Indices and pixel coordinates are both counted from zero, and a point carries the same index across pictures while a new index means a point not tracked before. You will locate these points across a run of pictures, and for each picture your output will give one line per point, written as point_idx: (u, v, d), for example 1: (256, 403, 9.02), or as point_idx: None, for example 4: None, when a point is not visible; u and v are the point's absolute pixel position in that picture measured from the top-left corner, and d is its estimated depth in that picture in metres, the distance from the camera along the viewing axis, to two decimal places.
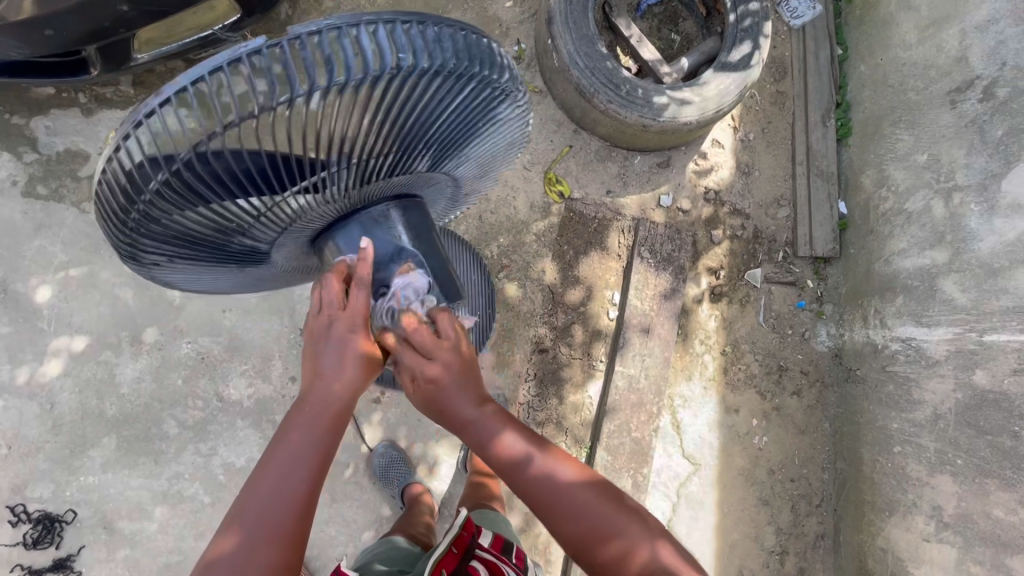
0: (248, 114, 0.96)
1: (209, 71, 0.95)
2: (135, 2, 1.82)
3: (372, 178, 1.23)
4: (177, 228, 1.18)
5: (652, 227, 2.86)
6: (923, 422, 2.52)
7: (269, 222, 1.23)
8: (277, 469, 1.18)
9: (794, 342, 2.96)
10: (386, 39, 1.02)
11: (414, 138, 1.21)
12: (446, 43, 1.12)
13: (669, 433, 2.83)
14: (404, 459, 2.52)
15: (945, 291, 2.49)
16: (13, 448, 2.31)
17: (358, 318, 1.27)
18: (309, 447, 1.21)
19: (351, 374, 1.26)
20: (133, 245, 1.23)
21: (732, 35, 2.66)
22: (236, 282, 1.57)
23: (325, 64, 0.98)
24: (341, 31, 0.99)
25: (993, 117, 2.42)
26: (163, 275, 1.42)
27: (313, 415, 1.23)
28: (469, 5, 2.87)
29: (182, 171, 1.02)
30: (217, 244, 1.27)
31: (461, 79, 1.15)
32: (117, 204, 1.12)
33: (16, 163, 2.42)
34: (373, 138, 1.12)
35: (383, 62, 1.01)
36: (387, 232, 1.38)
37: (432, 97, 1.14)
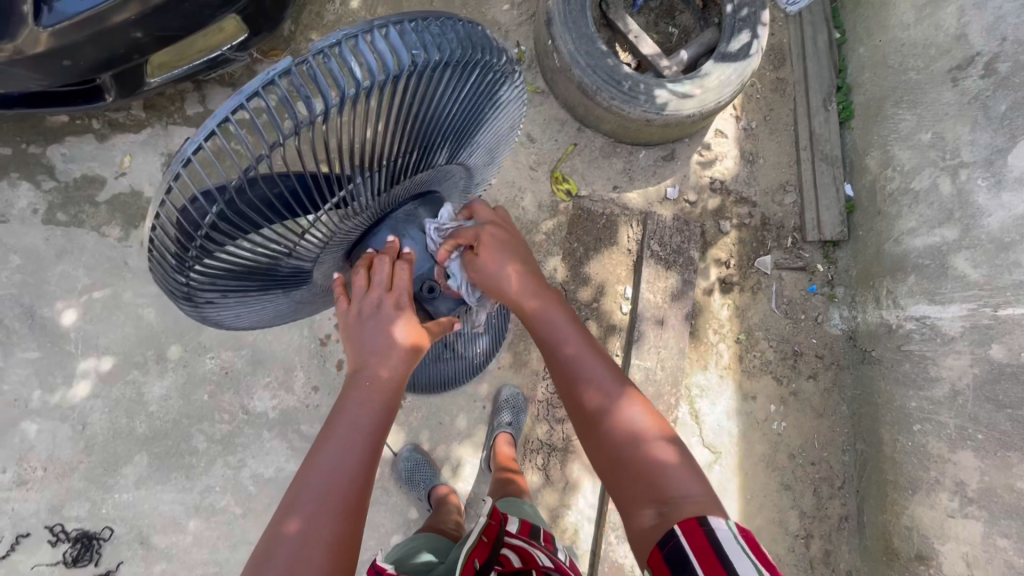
0: (290, 133, 1.00)
1: (247, 99, 0.98)
2: (149, 28, 1.87)
3: (400, 178, 1.27)
4: (232, 260, 1.21)
5: (660, 220, 2.90)
6: (942, 400, 2.53)
7: (311, 241, 1.27)
8: (335, 446, 1.20)
9: (807, 327, 2.98)
10: (399, 40, 1.07)
11: (433, 132, 1.26)
12: (449, 34, 1.17)
13: (687, 424, 2.85)
14: (430, 462, 2.56)
15: (957, 268, 2.51)
16: (48, 469, 2.37)
17: (405, 299, 1.31)
18: (366, 421, 1.24)
19: (401, 349, 1.30)
20: (188, 285, 1.26)
21: (731, 25, 2.68)
22: (279, 308, 1.59)
23: (350, 71, 1.02)
24: (358, 38, 1.03)
25: (996, 92, 2.43)
26: (214, 313, 1.44)
27: (365, 393, 1.26)
28: (468, 11, 2.90)
29: (235, 199, 1.06)
30: (266, 270, 1.30)
31: (468, 67, 1.20)
32: (174, 244, 1.16)
33: (36, 192, 2.48)
34: (399, 137, 1.16)
35: (401, 61, 1.06)
36: (418, 230, 1.42)
37: (445, 89, 1.19)
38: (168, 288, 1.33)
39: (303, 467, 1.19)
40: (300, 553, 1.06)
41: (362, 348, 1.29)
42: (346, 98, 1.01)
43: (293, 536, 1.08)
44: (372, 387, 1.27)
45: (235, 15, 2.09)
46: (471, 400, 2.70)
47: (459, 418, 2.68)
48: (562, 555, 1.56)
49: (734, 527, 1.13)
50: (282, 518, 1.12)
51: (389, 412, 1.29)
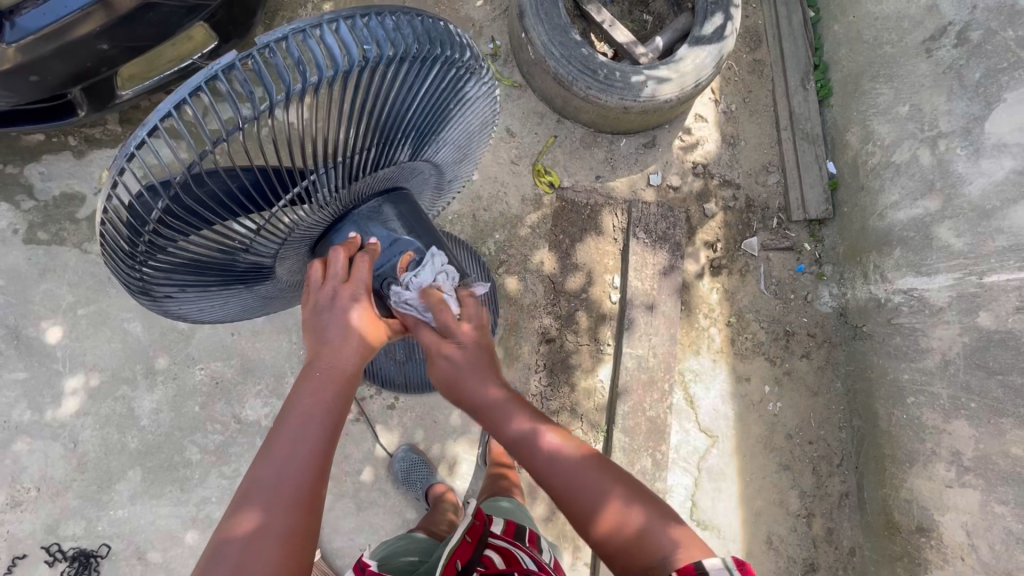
0: (234, 130, 1.01)
1: (189, 94, 0.99)
2: (114, 40, 1.85)
3: (360, 174, 1.27)
4: (185, 256, 1.23)
5: (644, 207, 2.90)
6: (934, 370, 2.53)
7: (268, 237, 1.27)
8: (290, 436, 1.18)
9: (798, 306, 2.98)
10: (349, 34, 1.06)
11: (392, 127, 1.25)
12: (405, 29, 1.16)
13: (683, 410, 2.86)
14: (425, 461, 2.55)
15: (940, 238, 2.51)
16: (41, 490, 2.36)
17: (362, 290, 1.32)
18: (324, 413, 1.23)
19: (357, 338, 1.30)
20: (143, 279, 1.27)
21: (703, 8, 2.67)
22: (245, 302, 1.60)
23: (296, 67, 1.01)
24: (306, 32, 1.02)
25: (970, 61, 2.43)
26: (176, 307, 1.45)
27: (321, 382, 1.25)
28: (441, 8, 2.90)
29: (180, 195, 1.07)
30: (223, 265, 1.31)
31: (426, 63, 1.19)
32: (125, 240, 1.17)
33: (16, 212, 2.46)
34: (355, 134, 1.16)
35: (351, 56, 1.05)
36: (382, 227, 1.44)
37: (401, 85, 1.18)
38: (125, 284, 1.35)
39: (256, 459, 1.17)
40: (253, 544, 1.05)
41: (318, 339, 1.29)
42: (290, 95, 1.00)
43: (246, 528, 1.07)
44: (326, 377, 1.26)
45: (203, 22, 2.09)
46: None
47: (452, 416, 2.67)
48: (548, 555, 1.52)
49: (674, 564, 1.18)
50: (234, 509, 1.10)
51: (345, 401, 1.27)
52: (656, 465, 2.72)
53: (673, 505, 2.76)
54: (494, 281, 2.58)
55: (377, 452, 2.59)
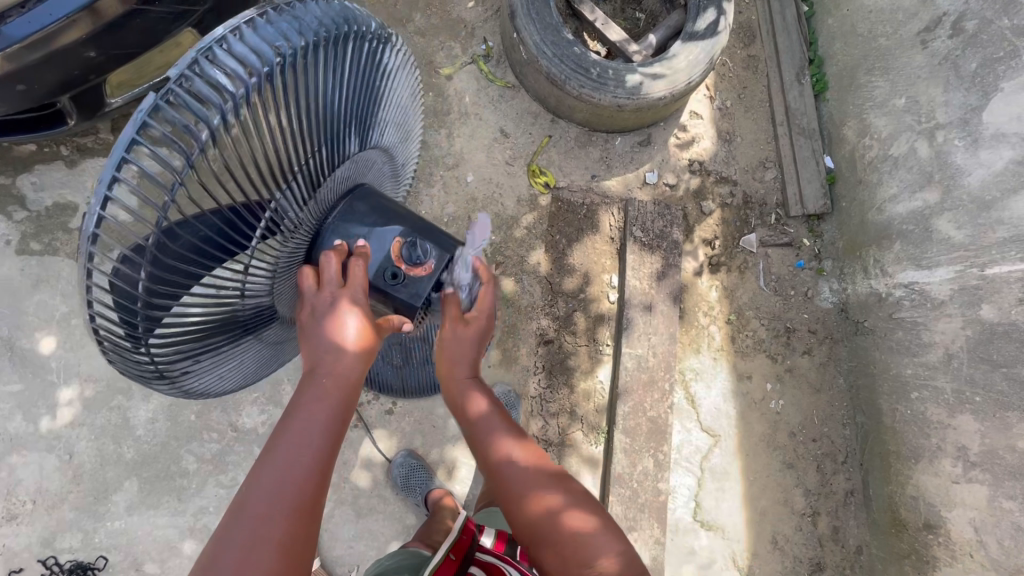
0: (188, 167, 1.04)
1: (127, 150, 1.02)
2: (102, 47, 1.85)
3: (320, 178, 1.30)
4: (187, 321, 1.18)
5: (641, 206, 2.87)
6: (936, 364, 2.50)
7: (259, 276, 1.25)
8: (289, 444, 1.16)
9: (798, 303, 2.95)
10: (253, 40, 1.11)
11: (334, 120, 1.29)
12: (303, 21, 1.21)
13: (684, 409, 2.84)
14: (425, 466, 2.53)
15: (940, 230, 2.48)
16: (37, 502, 2.33)
17: (360, 294, 1.29)
18: (324, 417, 1.20)
19: (353, 347, 1.25)
20: (152, 363, 1.21)
21: (695, 5, 2.66)
22: (260, 356, 1.52)
23: (217, 85, 1.06)
24: (212, 50, 1.07)
25: (966, 51, 2.40)
26: (196, 384, 1.38)
27: (324, 390, 1.22)
28: (433, 11, 2.90)
29: (158, 257, 1.08)
30: (226, 319, 1.26)
31: (335, 45, 1.25)
32: (122, 323, 1.13)
33: (8, 223, 2.45)
34: (300, 138, 1.20)
35: (265, 57, 1.10)
36: (360, 225, 1.43)
37: (324, 74, 1.23)
38: (137, 378, 1.27)
39: (254, 465, 1.14)
40: (248, 555, 1.03)
41: (316, 351, 1.24)
42: (225, 113, 1.05)
43: (239, 538, 1.05)
44: (330, 384, 1.23)
45: (191, 28, 2.07)
46: None
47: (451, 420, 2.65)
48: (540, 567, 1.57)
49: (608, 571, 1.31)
50: (228, 518, 1.08)
51: (347, 408, 1.25)
52: (657, 466, 2.69)
53: (676, 505, 2.75)
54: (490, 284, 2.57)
55: (376, 458, 2.57)
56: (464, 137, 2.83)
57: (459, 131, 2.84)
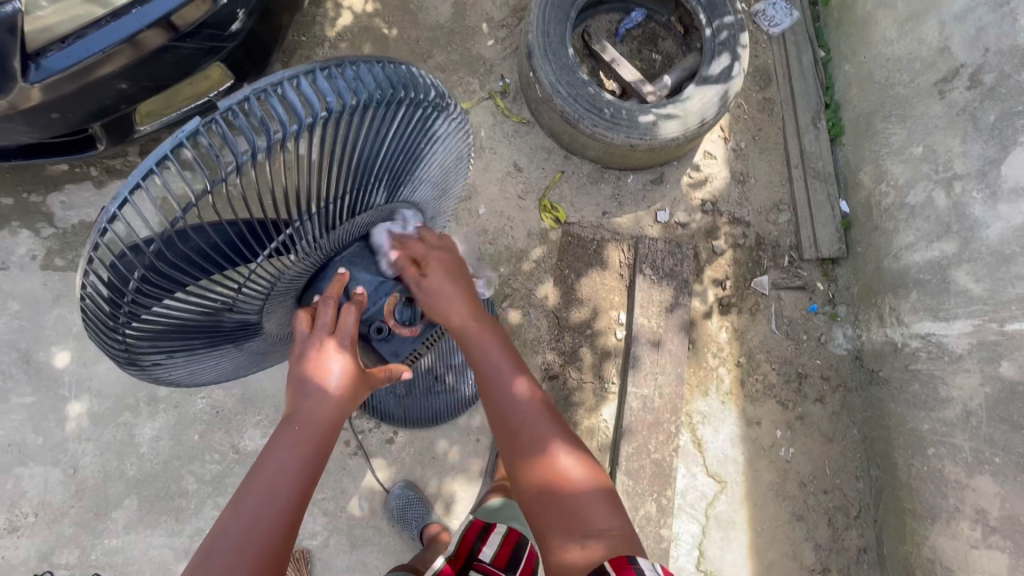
0: (202, 194, 1.00)
1: (156, 164, 0.98)
2: (134, 80, 1.93)
3: (337, 222, 1.24)
4: (169, 320, 1.18)
5: (652, 243, 2.87)
6: (955, 421, 2.41)
7: (251, 294, 1.23)
8: (263, 481, 1.17)
9: (810, 348, 2.89)
10: (310, 89, 1.04)
11: (368, 172, 1.22)
12: (369, 77, 1.14)
13: (690, 452, 2.77)
14: (422, 499, 2.51)
15: (958, 282, 2.42)
16: (39, 515, 2.36)
17: (348, 342, 1.30)
18: (300, 458, 1.21)
19: (335, 391, 1.28)
20: (127, 345, 1.21)
21: (710, 49, 2.68)
22: (237, 361, 1.53)
23: (259, 125, 1.00)
24: (268, 91, 1.01)
25: (984, 103, 2.38)
26: (166, 373, 1.39)
27: (295, 437, 1.22)
28: (453, 48, 2.99)
29: (154, 264, 1.05)
30: (209, 327, 1.27)
31: (393, 107, 1.17)
32: (106, 304, 1.12)
33: (36, 239, 2.54)
34: (326, 185, 1.13)
35: (313, 109, 1.03)
36: (366, 271, 1.41)
37: (372, 131, 1.16)
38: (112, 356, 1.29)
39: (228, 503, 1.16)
40: None
41: (301, 393, 1.25)
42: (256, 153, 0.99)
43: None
44: (305, 430, 1.23)
45: (220, 62, 2.14)
46: (463, 433, 2.65)
47: (451, 452, 2.63)
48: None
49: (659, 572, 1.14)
50: (201, 555, 1.08)
51: (326, 451, 1.26)
52: (660, 510, 2.63)
53: (679, 553, 2.66)
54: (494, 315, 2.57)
55: (373, 488, 2.55)
56: (477, 169, 2.87)
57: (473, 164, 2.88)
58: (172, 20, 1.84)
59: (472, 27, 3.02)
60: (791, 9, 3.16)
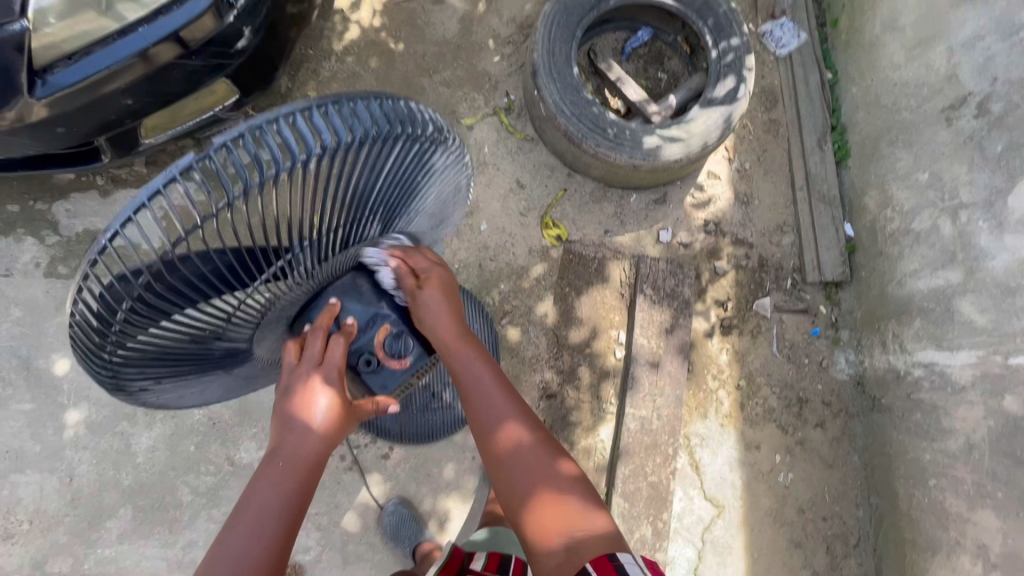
0: (192, 230, 0.98)
1: (147, 199, 0.95)
2: (139, 95, 1.95)
3: (328, 253, 1.24)
4: (158, 347, 1.18)
5: (654, 263, 2.85)
6: (957, 453, 2.37)
7: (240, 323, 1.24)
8: (250, 514, 1.18)
9: (812, 372, 2.86)
10: (308, 125, 1.02)
11: (360, 205, 1.23)
12: (367, 113, 1.13)
13: (687, 475, 2.74)
14: (416, 517, 2.50)
15: (962, 312, 2.39)
16: (34, 523, 2.37)
17: (335, 373, 1.28)
18: (286, 490, 1.22)
19: (322, 424, 1.27)
20: (114, 369, 1.20)
21: (715, 71, 2.68)
22: (227, 385, 1.53)
23: (254, 162, 0.98)
24: (265, 127, 0.99)
25: (991, 132, 2.35)
26: (154, 399, 1.39)
27: (279, 474, 1.23)
28: (459, 63, 3.00)
29: (142, 296, 1.04)
30: (197, 354, 1.27)
31: (388, 142, 1.17)
32: (94, 332, 1.12)
33: (40, 247, 2.57)
34: (318, 218, 1.14)
35: (308, 147, 1.02)
36: (357, 302, 1.40)
37: (366, 165, 1.16)
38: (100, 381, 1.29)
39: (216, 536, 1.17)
40: None
41: (287, 426, 1.26)
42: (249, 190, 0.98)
43: None
44: (290, 466, 1.24)
45: (225, 78, 2.16)
46: (459, 451, 2.63)
47: (446, 469, 2.62)
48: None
49: (640, 562, 1.22)
50: None
51: (313, 483, 1.27)
52: (655, 534, 2.60)
53: None
54: (493, 333, 2.56)
55: (367, 503, 2.54)
56: (480, 185, 2.87)
57: (477, 179, 2.88)
58: (182, 37, 1.85)
59: (478, 42, 3.03)
60: (799, 30, 3.15)
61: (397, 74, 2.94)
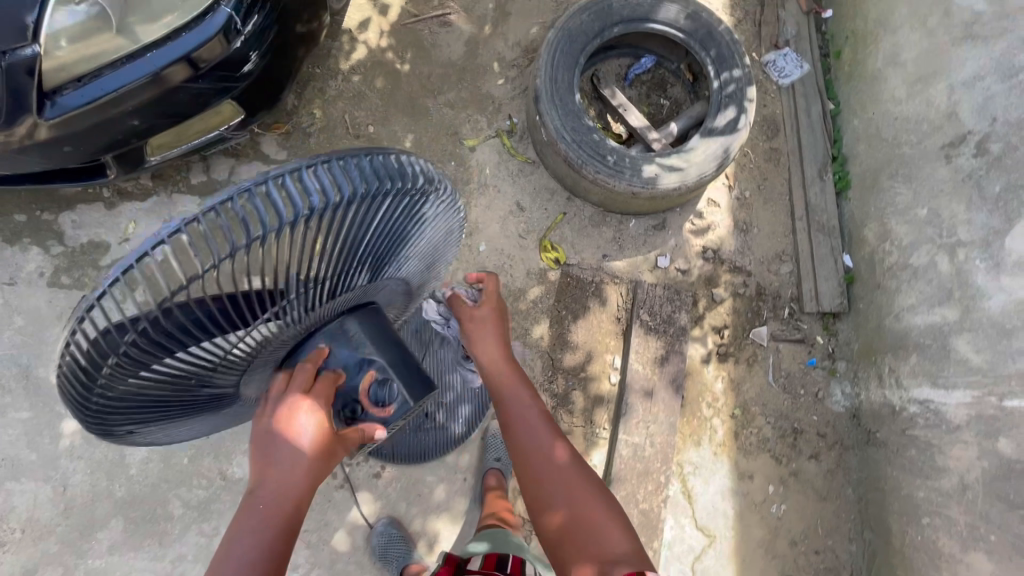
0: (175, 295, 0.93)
1: (129, 265, 0.91)
2: (146, 117, 1.99)
3: (317, 305, 1.17)
4: (140, 401, 1.13)
5: (651, 289, 2.86)
6: (950, 493, 2.36)
7: (225, 375, 1.18)
8: (240, 549, 1.18)
9: (807, 403, 2.85)
10: (298, 187, 0.97)
11: (353, 258, 1.16)
12: (362, 169, 1.06)
13: (679, 503, 2.72)
14: (405, 537, 2.50)
15: (958, 350, 2.39)
16: (27, 531, 2.39)
17: (320, 410, 1.22)
18: (274, 524, 1.22)
19: (306, 459, 1.23)
20: (98, 419, 1.13)
21: (717, 101, 2.70)
22: (215, 422, 1.48)
23: (241, 225, 0.94)
24: (254, 191, 0.94)
25: (990, 172, 2.35)
26: (139, 440, 1.34)
27: (265, 511, 1.21)
28: (463, 85, 3.04)
29: (123, 358, 0.99)
30: (183, 403, 1.22)
31: (384, 198, 1.10)
32: (74, 388, 1.07)
33: (45, 256, 2.61)
34: (308, 275, 1.07)
35: (298, 209, 0.96)
36: (346, 349, 1.32)
37: (360, 220, 1.10)
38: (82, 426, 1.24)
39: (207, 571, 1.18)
40: None
41: (272, 461, 1.22)
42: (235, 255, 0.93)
43: None
44: (270, 510, 1.22)
45: (230, 100, 2.19)
46: (451, 472, 2.64)
47: (437, 489, 2.62)
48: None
49: None
50: None
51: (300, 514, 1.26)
52: None
53: None
54: None
55: (357, 522, 2.54)
56: (480, 207, 2.90)
57: (477, 200, 2.91)
58: (192, 58, 1.90)
59: (483, 65, 3.06)
60: (802, 61, 3.16)
61: (402, 94, 2.97)
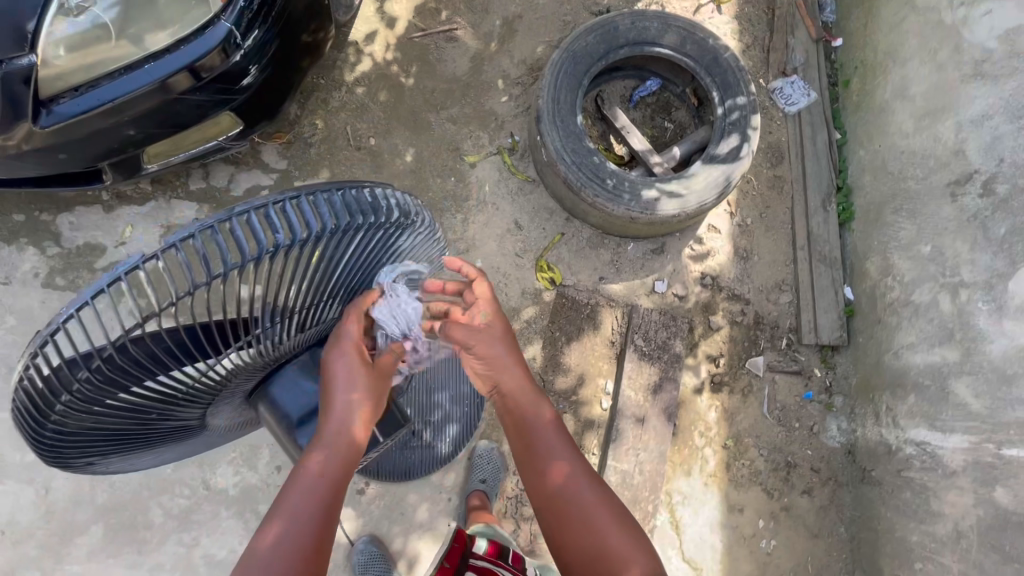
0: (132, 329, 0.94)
1: (91, 297, 0.93)
2: (144, 127, 1.99)
3: (283, 339, 1.17)
4: (99, 431, 1.13)
5: (646, 314, 2.83)
6: (945, 539, 2.33)
7: (188, 406, 1.18)
8: (303, 479, 1.23)
9: (802, 437, 2.80)
10: (261, 224, 0.97)
11: (320, 292, 1.15)
12: (331, 204, 1.05)
13: (667, 534, 2.67)
14: (385, 556, 2.47)
15: (957, 393, 2.34)
16: (7, 533, 2.38)
17: (354, 344, 1.26)
18: (334, 457, 1.26)
19: (358, 392, 1.27)
20: (55, 450, 1.14)
21: (720, 127, 2.67)
22: (183, 447, 1.48)
23: (201, 262, 0.94)
24: (216, 227, 0.95)
25: (995, 214, 2.31)
26: (104, 467, 1.34)
27: (328, 443, 1.26)
28: (467, 101, 3.02)
29: (78, 390, 1.00)
30: (144, 432, 1.22)
31: (353, 234, 1.09)
32: (31, 418, 1.07)
33: (40, 257, 2.61)
34: (271, 311, 1.07)
35: (259, 245, 0.96)
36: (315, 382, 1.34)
37: (328, 255, 1.09)
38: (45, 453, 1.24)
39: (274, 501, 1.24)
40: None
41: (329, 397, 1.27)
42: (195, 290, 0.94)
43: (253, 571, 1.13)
44: (334, 442, 1.26)
45: (229, 111, 2.20)
46: (435, 491, 2.61)
47: (421, 508, 2.59)
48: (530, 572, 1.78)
49: None
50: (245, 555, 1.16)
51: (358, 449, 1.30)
52: None
53: None
54: None
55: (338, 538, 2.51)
56: (478, 224, 2.88)
57: (475, 217, 2.89)
58: (193, 68, 1.89)
59: (487, 82, 3.05)
60: (810, 88, 3.12)
61: (404, 108, 2.97)
